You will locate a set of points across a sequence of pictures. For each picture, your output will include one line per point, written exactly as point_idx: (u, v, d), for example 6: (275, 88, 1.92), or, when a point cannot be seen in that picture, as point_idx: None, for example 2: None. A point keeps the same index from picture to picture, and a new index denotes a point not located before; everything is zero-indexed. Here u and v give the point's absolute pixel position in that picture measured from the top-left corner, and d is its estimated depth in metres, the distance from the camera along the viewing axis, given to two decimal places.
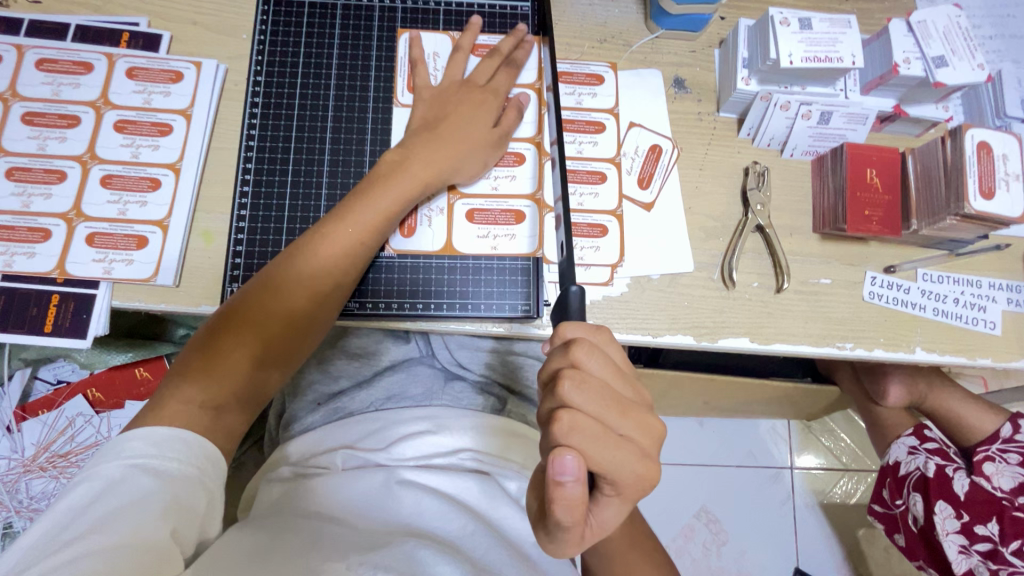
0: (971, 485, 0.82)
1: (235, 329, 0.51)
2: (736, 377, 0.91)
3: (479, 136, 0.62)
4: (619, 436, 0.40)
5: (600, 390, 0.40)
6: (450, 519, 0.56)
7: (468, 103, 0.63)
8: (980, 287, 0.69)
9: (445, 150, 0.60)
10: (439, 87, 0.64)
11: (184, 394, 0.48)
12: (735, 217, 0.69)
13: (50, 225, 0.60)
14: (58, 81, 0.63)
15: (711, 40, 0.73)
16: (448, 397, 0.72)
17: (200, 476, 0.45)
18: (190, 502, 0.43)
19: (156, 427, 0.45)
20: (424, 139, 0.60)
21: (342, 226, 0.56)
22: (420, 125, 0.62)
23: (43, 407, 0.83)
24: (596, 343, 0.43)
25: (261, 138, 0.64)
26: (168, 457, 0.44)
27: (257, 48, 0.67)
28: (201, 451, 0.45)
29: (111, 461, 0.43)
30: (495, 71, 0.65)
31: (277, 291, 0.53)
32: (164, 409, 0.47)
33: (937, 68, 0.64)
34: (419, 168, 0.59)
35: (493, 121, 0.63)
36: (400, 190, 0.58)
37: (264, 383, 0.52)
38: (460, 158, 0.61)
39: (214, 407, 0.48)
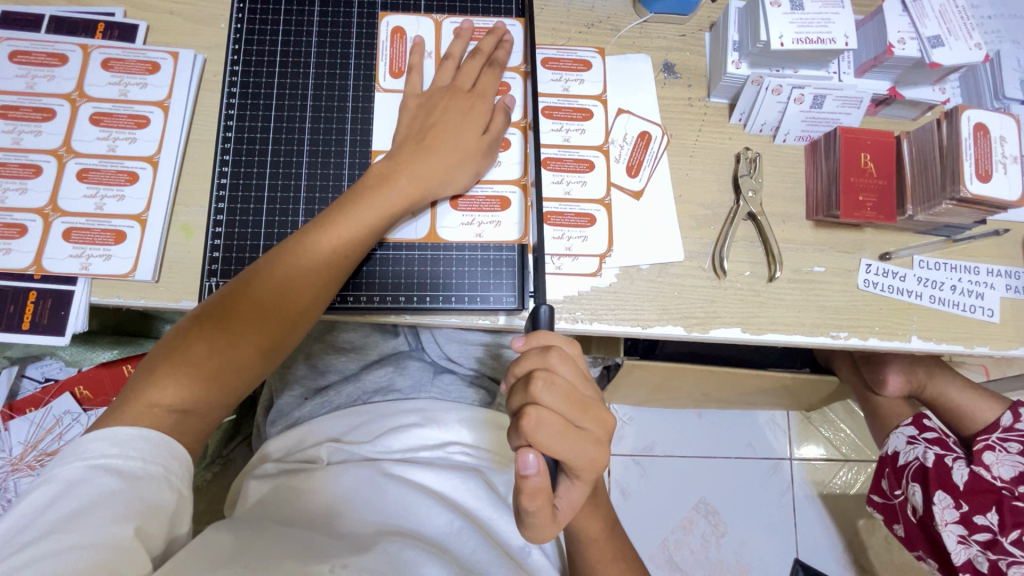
0: (971, 475, 0.81)
1: (208, 334, 0.49)
2: (733, 369, 0.90)
3: (467, 145, 0.59)
4: (578, 430, 0.44)
5: (551, 424, 0.43)
6: (436, 514, 0.56)
7: (455, 111, 0.60)
8: (978, 274, 0.67)
9: (434, 162, 0.58)
10: (428, 93, 0.62)
11: (150, 396, 0.46)
12: (727, 205, 0.67)
13: (26, 221, 0.59)
14: (32, 74, 0.62)
15: (701, 23, 0.72)
16: (437, 389, 0.71)
17: (165, 475, 0.44)
18: (158, 501, 0.43)
19: (119, 427, 0.44)
20: (411, 151, 0.58)
21: (326, 236, 0.54)
22: (407, 134, 0.60)
23: (31, 406, 0.82)
24: (555, 371, 0.44)
25: (239, 130, 0.63)
26: (133, 457, 0.43)
27: (234, 37, 0.65)
28: (166, 450, 0.45)
29: (69, 462, 0.42)
30: (479, 73, 0.63)
31: (254, 299, 0.51)
32: (128, 410, 0.45)
33: (932, 48, 0.62)
34: (406, 181, 0.57)
35: (483, 128, 0.61)
36: (386, 203, 0.56)
37: (235, 391, 0.51)
38: (449, 172, 0.59)
39: (181, 410, 0.47)
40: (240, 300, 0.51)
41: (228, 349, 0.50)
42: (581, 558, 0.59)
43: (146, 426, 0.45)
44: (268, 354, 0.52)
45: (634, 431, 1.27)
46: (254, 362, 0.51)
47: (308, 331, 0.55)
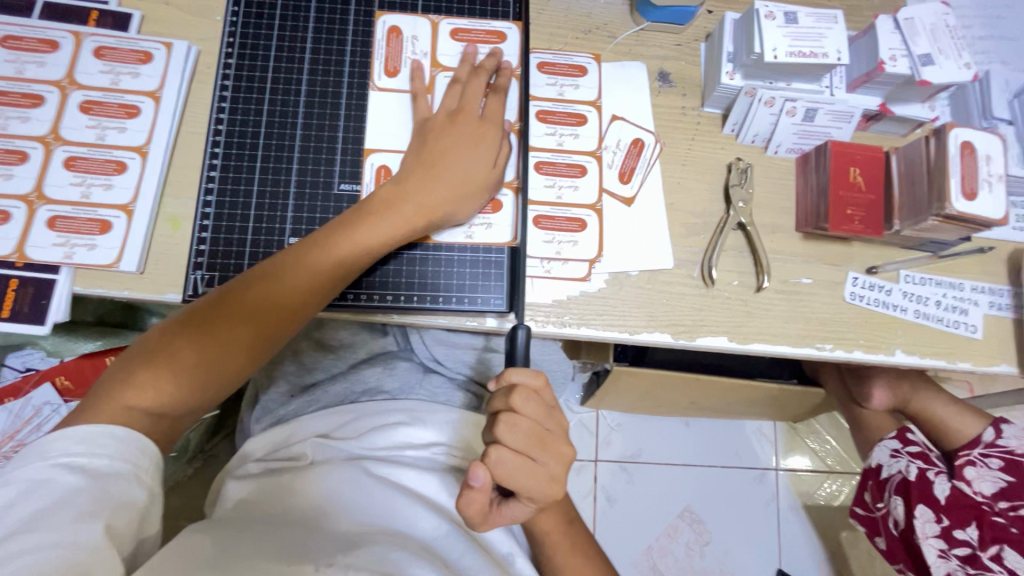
0: (952, 489, 0.82)
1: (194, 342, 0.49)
2: (720, 377, 0.91)
3: (476, 175, 0.59)
4: (534, 464, 0.48)
5: (508, 463, 0.47)
6: (424, 518, 0.56)
7: (466, 137, 0.60)
8: (963, 291, 0.68)
9: (442, 189, 0.58)
10: (432, 117, 0.61)
11: (128, 398, 0.47)
12: (717, 214, 0.68)
13: (9, 207, 0.58)
14: (22, 59, 0.61)
15: (697, 33, 0.72)
16: (427, 391, 0.71)
17: (133, 471, 0.45)
18: (127, 498, 0.43)
19: (86, 425, 0.44)
20: (422, 177, 0.58)
21: (327, 259, 0.54)
22: (416, 157, 0.59)
23: (9, 395, 0.81)
24: (518, 412, 0.48)
25: (230, 124, 0.63)
26: (100, 454, 0.44)
27: (229, 30, 0.65)
28: (133, 444, 0.45)
29: (32, 462, 0.42)
30: (483, 93, 0.63)
31: (246, 314, 0.51)
32: (103, 409, 0.46)
33: (922, 66, 0.63)
34: (412, 210, 0.57)
35: (493, 158, 0.60)
36: (391, 231, 0.56)
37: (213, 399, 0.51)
38: (456, 202, 0.59)
39: (158, 415, 0.48)
40: (231, 310, 0.51)
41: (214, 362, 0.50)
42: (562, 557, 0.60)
43: (117, 424, 0.45)
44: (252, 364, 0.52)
45: (621, 437, 1.27)
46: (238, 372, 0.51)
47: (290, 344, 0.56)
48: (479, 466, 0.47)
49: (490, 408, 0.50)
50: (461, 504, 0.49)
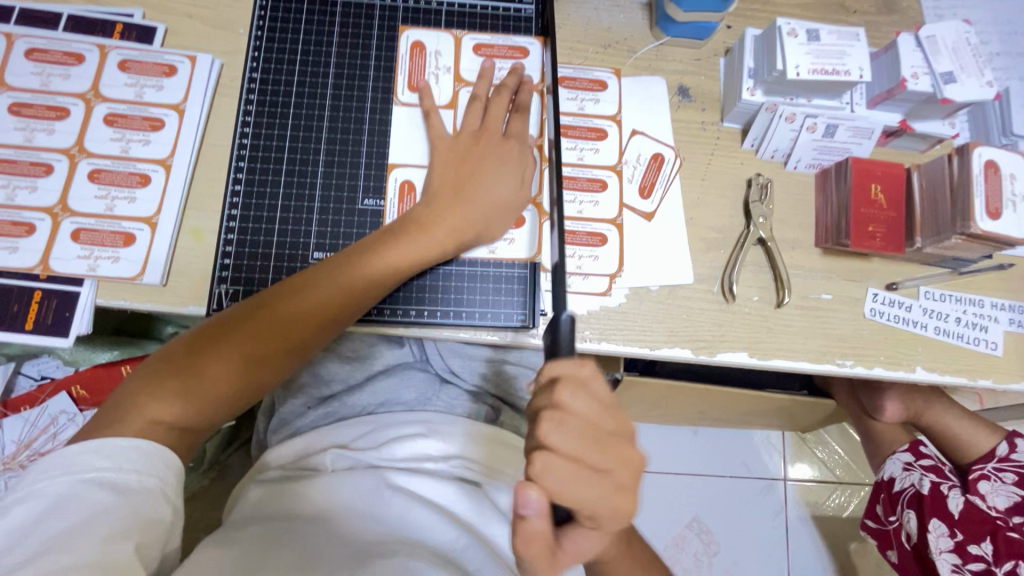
0: (966, 503, 0.81)
1: (219, 356, 0.49)
2: (733, 389, 0.90)
3: (505, 199, 0.59)
4: (593, 473, 0.40)
5: (562, 471, 0.40)
6: (443, 530, 0.55)
7: (496, 157, 0.60)
8: (983, 307, 0.68)
9: (470, 213, 0.58)
10: (457, 136, 0.61)
11: (151, 411, 0.46)
12: (737, 230, 0.68)
13: (34, 220, 0.58)
14: (48, 72, 0.62)
15: (716, 48, 0.72)
16: (443, 402, 0.70)
17: (160, 487, 0.44)
18: (154, 516, 0.43)
19: (111, 438, 0.44)
20: (451, 199, 0.58)
21: (356, 277, 0.54)
22: (445, 175, 0.59)
23: (27, 403, 0.81)
24: (566, 409, 0.41)
25: (255, 138, 0.63)
26: (127, 469, 0.43)
27: (254, 44, 0.65)
28: (160, 461, 0.45)
29: (56, 476, 0.42)
30: (508, 112, 0.63)
31: (273, 329, 0.51)
32: (126, 421, 0.45)
33: (945, 84, 0.63)
34: (441, 232, 0.57)
35: (521, 179, 0.60)
36: (421, 252, 0.56)
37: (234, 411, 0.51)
38: (485, 225, 0.59)
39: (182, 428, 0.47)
40: (257, 327, 0.51)
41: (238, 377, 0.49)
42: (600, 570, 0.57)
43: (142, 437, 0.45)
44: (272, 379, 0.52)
45: None
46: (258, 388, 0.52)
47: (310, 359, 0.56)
48: (529, 488, 0.39)
49: (531, 407, 0.43)
50: (519, 538, 0.41)
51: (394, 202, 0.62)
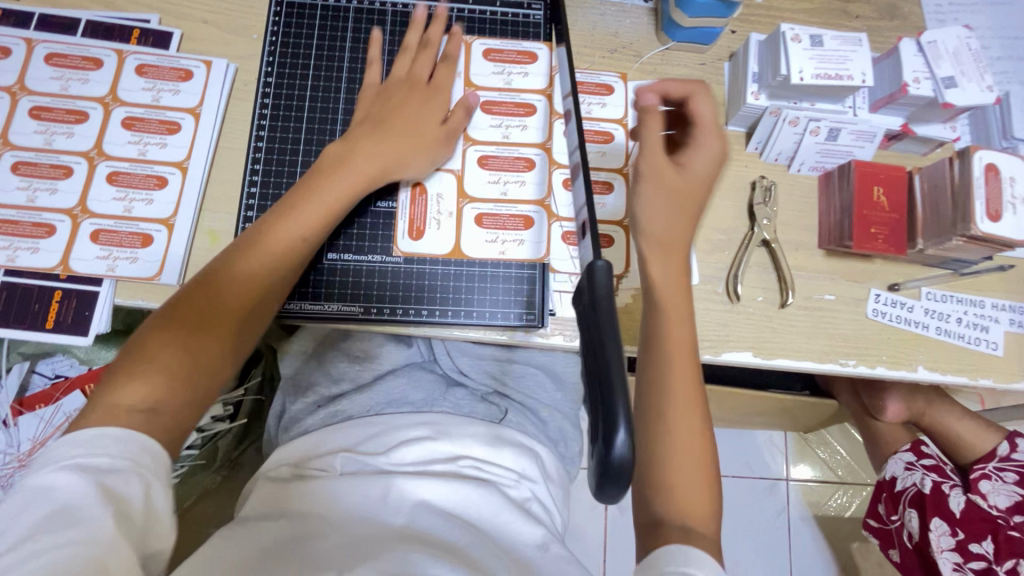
0: (967, 502, 0.82)
1: (162, 328, 0.48)
2: (737, 389, 0.91)
3: (429, 130, 0.62)
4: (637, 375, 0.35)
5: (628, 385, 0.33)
6: (451, 529, 0.55)
7: (411, 98, 0.62)
8: (984, 308, 0.69)
9: (390, 145, 0.59)
10: (385, 83, 0.64)
11: (112, 399, 0.44)
12: (741, 231, 0.69)
13: (54, 221, 0.59)
14: (67, 76, 0.63)
15: (721, 53, 0.74)
16: (450, 403, 0.70)
17: (140, 471, 0.42)
18: (126, 496, 0.40)
19: (83, 429, 0.42)
20: (368, 135, 0.59)
21: (285, 222, 0.54)
22: (363, 122, 0.61)
23: (41, 402, 0.82)
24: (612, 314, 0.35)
25: (269, 141, 0.64)
26: (105, 454, 0.41)
27: (268, 50, 0.67)
28: (133, 443, 0.42)
29: (37, 468, 0.40)
30: (433, 66, 0.66)
31: (211, 288, 0.50)
32: (92, 412, 0.43)
33: (946, 89, 0.64)
34: (362, 162, 0.58)
35: (441, 117, 0.63)
36: (343, 186, 0.57)
37: (202, 389, 0.48)
38: (406, 155, 0.60)
39: (146, 409, 0.44)
40: (198, 294, 0.50)
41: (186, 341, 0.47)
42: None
43: (110, 424, 0.43)
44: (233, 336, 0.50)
45: None
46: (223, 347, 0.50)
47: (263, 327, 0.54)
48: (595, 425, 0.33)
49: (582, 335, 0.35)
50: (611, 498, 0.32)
51: (406, 206, 0.64)
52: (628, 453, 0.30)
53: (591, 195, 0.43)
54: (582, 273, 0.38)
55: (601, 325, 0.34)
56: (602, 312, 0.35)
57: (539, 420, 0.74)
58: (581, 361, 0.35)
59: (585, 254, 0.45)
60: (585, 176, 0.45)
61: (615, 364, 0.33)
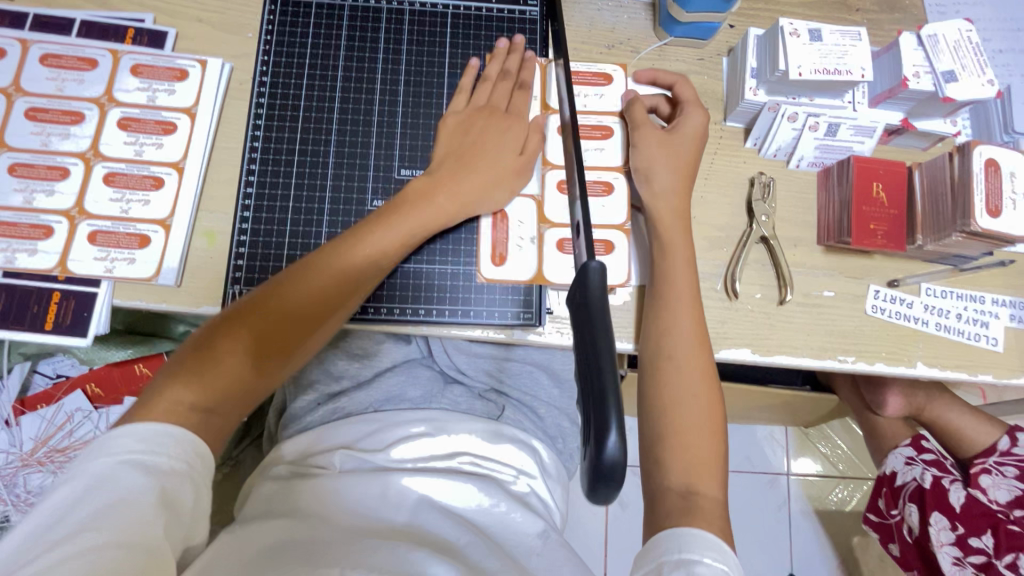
0: (967, 497, 0.83)
1: (231, 334, 0.51)
2: (737, 384, 0.91)
3: (505, 167, 0.61)
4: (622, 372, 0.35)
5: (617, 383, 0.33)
6: (450, 528, 0.55)
7: (494, 130, 0.62)
8: (984, 303, 0.69)
9: (472, 182, 0.60)
10: (463, 112, 0.64)
11: (175, 393, 0.49)
12: (740, 228, 0.69)
13: (51, 222, 0.59)
14: (62, 77, 0.63)
15: (719, 48, 0.73)
16: (447, 400, 0.69)
17: (189, 473, 0.46)
18: (179, 499, 0.44)
19: (142, 423, 0.46)
20: (451, 168, 0.60)
21: (359, 249, 0.55)
22: (446, 151, 0.61)
23: (43, 402, 0.83)
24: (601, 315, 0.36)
25: (265, 141, 0.64)
26: (159, 454, 0.45)
27: (263, 48, 0.66)
28: (190, 447, 0.47)
29: (97, 457, 0.44)
30: (511, 94, 0.65)
31: (282, 305, 0.52)
32: (155, 406, 0.48)
33: (946, 83, 0.64)
34: (444, 200, 0.59)
35: (520, 148, 0.62)
36: (422, 221, 0.58)
37: (253, 392, 0.52)
38: (486, 191, 0.60)
39: (204, 409, 0.49)
40: (269, 307, 0.52)
41: (249, 350, 0.51)
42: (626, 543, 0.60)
43: (168, 422, 0.47)
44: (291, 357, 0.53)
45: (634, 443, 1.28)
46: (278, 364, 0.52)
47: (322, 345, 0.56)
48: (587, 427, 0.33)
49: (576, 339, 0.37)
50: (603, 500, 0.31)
51: (490, 230, 0.63)
52: (619, 451, 0.30)
53: (585, 197, 0.45)
54: (576, 274, 0.39)
55: (594, 323, 0.36)
56: (595, 309, 0.37)
57: (537, 417, 0.73)
58: (575, 358, 0.36)
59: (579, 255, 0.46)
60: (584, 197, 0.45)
61: (608, 363, 0.34)
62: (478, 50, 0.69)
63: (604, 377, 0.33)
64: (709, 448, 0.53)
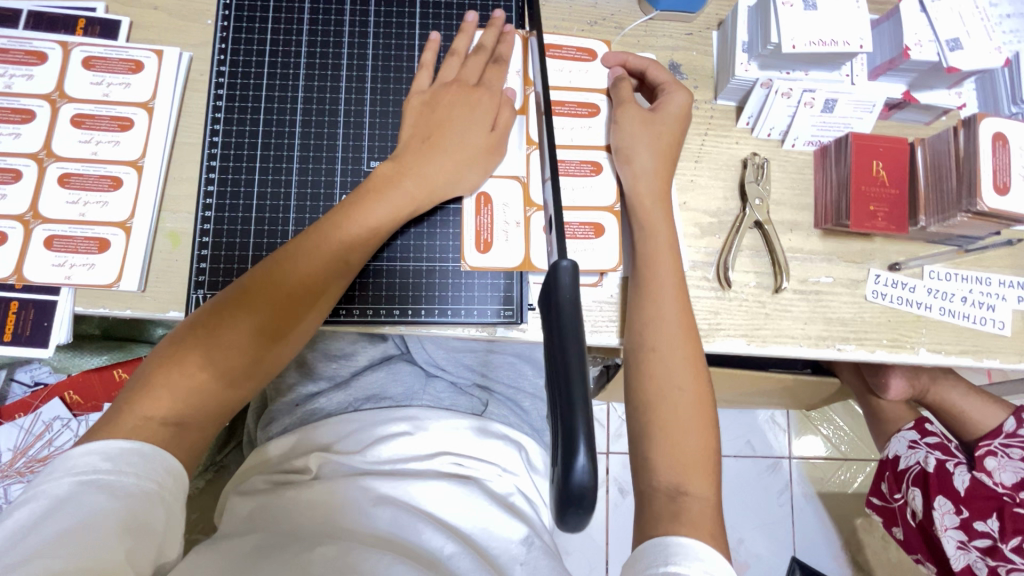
0: (972, 481, 0.80)
1: (198, 340, 0.48)
2: (736, 370, 0.88)
3: (477, 145, 0.57)
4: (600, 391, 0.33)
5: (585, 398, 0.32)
6: (431, 535, 0.53)
7: (463, 105, 0.58)
8: (990, 285, 0.66)
9: (442, 165, 0.56)
10: (431, 90, 0.60)
11: (143, 408, 0.46)
12: (733, 213, 0.65)
13: (5, 228, 0.57)
14: (10, 72, 0.60)
15: (709, 21, 0.69)
16: (430, 397, 0.67)
17: (159, 492, 0.43)
18: (148, 521, 0.42)
19: (112, 440, 0.43)
20: (418, 151, 0.56)
21: (326, 240, 0.52)
22: (411, 133, 0.58)
23: (20, 411, 0.82)
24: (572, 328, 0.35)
25: (226, 135, 0.60)
26: (126, 473, 0.42)
27: (220, 36, 0.62)
28: (160, 464, 0.44)
29: (58, 478, 0.41)
30: (484, 69, 0.61)
31: (248, 304, 0.49)
32: (120, 424, 0.45)
33: (951, 51, 0.59)
34: (412, 184, 0.55)
35: (491, 125, 0.59)
36: (393, 206, 0.54)
37: (230, 400, 0.49)
38: (459, 172, 0.57)
39: (177, 421, 0.46)
40: (235, 309, 0.49)
41: (220, 356, 0.48)
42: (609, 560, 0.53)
43: (139, 442, 0.44)
44: (271, 357, 0.50)
45: None
46: (256, 365, 0.49)
47: (301, 345, 0.53)
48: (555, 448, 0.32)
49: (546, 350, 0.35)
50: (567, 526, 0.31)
51: (472, 215, 0.60)
52: (587, 475, 0.29)
53: (557, 182, 0.42)
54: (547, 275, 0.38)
55: (562, 332, 0.35)
56: (563, 315, 0.36)
57: (522, 410, 0.71)
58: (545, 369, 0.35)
59: (552, 250, 0.44)
60: (558, 191, 0.41)
61: (577, 379, 0.33)
62: (449, 30, 0.65)
63: (572, 393, 0.32)
64: (698, 447, 0.50)
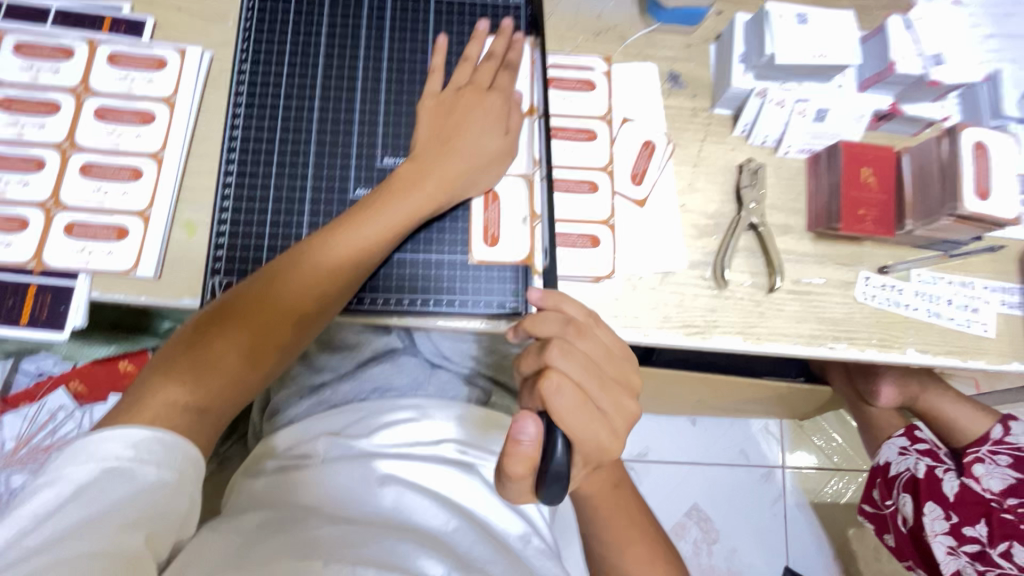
0: (962, 486, 0.81)
1: (222, 329, 0.50)
2: (731, 375, 0.90)
3: (492, 147, 0.60)
4: (596, 409, 0.46)
5: (569, 394, 0.45)
6: (433, 514, 0.54)
7: (478, 109, 0.61)
8: (974, 289, 0.69)
9: (459, 167, 0.59)
10: (445, 93, 0.62)
11: (165, 393, 0.47)
12: (729, 216, 0.68)
13: (27, 215, 0.58)
14: (38, 66, 0.62)
15: (707, 34, 0.72)
16: (433, 388, 0.70)
17: (179, 481, 0.44)
18: (169, 508, 0.43)
19: (133, 427, 0.44)
20: (437, 153, 0.59)
21: (350, 237, 0.54)
22: (430, 135, 0.60)
23: (25, 400, 0.83)
24: (564, 353, 0.46)
25: (245, 131, 0.63)
26: (147, 462, 0.43)
27: (243, 37, 0.65)
28: (180, 452, 0.45)
29: (80, 463, 0.42)
30: (495, 75, 0.64)
31: (274, 294, 0.51)
32: (143, 408, 0.46)
33: (933, 66, 0.64)
34: (432, 185, 0.58)
35: (504, 128, 0.62)
36: (414, 206, 0.57)
37: (250, 385, 0.51)
38: (474, 174, 0.60)
39: (197, 408, 0.47)
40: (261, 298, 0.51)
41: (245, 343, 0.50)
42: (594, 547, 0.58)
43: (157, 421, 0.45)
44: (285, 343, 0.53)
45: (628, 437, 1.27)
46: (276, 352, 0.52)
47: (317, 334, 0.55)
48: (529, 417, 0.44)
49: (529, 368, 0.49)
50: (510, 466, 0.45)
51: (480, 211, 0.63)
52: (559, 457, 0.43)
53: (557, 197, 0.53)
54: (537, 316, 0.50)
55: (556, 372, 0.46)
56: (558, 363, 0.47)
57: None
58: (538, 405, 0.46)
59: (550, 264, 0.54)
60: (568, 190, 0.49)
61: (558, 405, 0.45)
62: (461, 36, 0.68)
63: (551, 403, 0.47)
64: None
